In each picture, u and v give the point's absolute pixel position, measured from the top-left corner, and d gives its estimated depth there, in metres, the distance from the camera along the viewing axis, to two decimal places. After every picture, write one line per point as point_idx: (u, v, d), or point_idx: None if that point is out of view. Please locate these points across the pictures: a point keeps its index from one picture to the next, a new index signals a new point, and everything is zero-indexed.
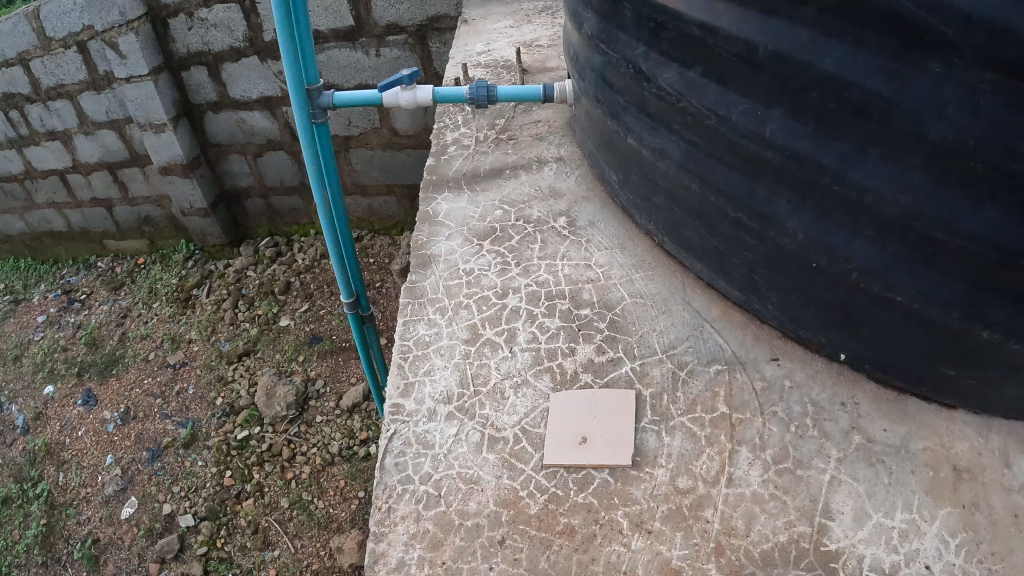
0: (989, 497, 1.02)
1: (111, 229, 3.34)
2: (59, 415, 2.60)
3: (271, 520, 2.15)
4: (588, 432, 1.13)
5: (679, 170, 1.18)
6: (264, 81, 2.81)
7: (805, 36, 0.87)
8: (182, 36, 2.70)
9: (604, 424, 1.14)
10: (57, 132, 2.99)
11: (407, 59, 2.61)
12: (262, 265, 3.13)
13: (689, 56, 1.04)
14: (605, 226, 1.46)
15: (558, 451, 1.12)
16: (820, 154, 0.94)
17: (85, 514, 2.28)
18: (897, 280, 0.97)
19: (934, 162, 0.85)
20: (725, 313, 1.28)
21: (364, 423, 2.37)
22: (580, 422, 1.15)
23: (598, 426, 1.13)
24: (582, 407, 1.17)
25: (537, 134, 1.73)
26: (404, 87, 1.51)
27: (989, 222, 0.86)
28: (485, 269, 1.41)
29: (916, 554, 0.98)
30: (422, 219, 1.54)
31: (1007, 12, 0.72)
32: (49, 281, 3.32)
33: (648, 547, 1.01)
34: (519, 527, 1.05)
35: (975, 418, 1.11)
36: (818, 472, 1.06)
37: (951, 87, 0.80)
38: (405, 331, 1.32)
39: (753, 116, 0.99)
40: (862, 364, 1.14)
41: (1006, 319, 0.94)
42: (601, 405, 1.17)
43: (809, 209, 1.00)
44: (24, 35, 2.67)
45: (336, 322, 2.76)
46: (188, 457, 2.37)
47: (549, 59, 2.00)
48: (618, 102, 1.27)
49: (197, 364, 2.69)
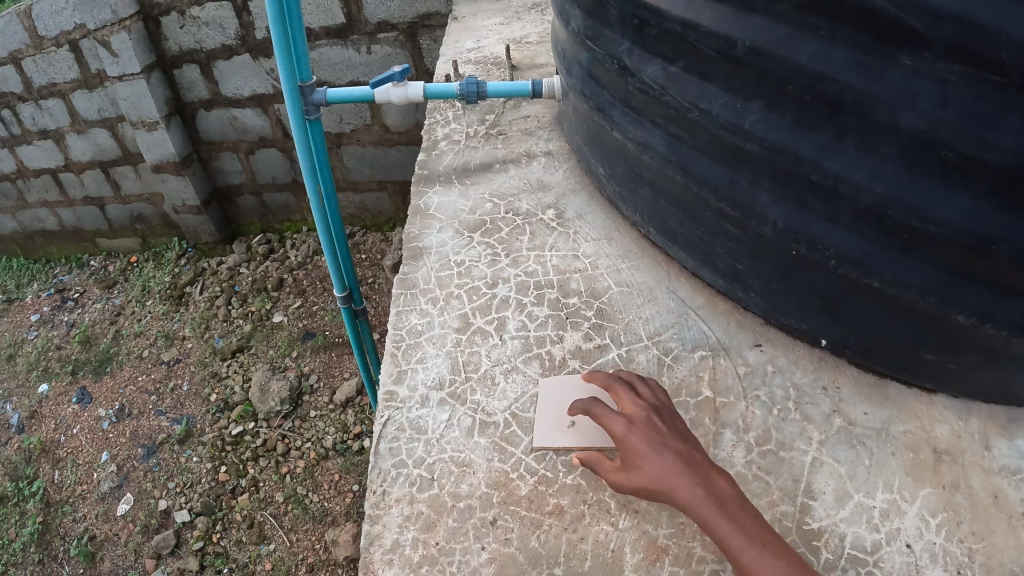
0: (969, 478, 1.06)
1: (104, 228, 3.37)
2: (54, 413, 2.62)
3: (266, 515, 2.17)
4: (576, 417, 1.15)
5: (663, 162, 1.21)
6: (255, 78, 2.83)
7: (782, 32, 0.90)
8: (174, 35, 2.71)
9: (591, 411, 1.16)
10: (49, 131, 3.00)
11: (398, 56, 2.63)
12: (255, 262, 3.17)
13: (672, 53, 1.06)
14: (592, 218, 1.49)
15: (546, 435, 1.14)
16: (798, 145, 0.97)
17: (81, 511, 2.30)
18: (875, 267, 1.01)
19: (907, 152, 0.88)
20: (709, 301, 1.31)
21: (358, 418, 2.39)
22: (567, 406, 1.17)
23: (586, 410, 1.16)
24: (569, 390, 1.19)
25: (526, 128, 1.76)
26: (395, 83, 1.54)
27: (960, 209, 0.89)
28: (476, 260, 1.43)
29: (896, 533, 1.01)
30: (414, 212, 1.57)
31: (974, 6, 0.74)
32: (42, 280, 3.34)
33: (636, 526, 1.03)
34: (510, 507, 1.07)
35: (954, 402, 1.15)
36: (800, 453, 1.10)
37: (921, 79, 0.82)
38: (398, 322, 1.34)
39: (732, 110, 1.02)
40: (843, 349, 1.18)
41: (980, 304, 0.97)
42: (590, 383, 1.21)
43: (788, 198, 1.03)
44: (15, 34, 2.66)
45: (328, 317, 2.79)
46: (184, 453, 2.39)
47: (538, 55, 2.03)
48: (604, 97, 1.31)
49: (192, 361, 2.72)
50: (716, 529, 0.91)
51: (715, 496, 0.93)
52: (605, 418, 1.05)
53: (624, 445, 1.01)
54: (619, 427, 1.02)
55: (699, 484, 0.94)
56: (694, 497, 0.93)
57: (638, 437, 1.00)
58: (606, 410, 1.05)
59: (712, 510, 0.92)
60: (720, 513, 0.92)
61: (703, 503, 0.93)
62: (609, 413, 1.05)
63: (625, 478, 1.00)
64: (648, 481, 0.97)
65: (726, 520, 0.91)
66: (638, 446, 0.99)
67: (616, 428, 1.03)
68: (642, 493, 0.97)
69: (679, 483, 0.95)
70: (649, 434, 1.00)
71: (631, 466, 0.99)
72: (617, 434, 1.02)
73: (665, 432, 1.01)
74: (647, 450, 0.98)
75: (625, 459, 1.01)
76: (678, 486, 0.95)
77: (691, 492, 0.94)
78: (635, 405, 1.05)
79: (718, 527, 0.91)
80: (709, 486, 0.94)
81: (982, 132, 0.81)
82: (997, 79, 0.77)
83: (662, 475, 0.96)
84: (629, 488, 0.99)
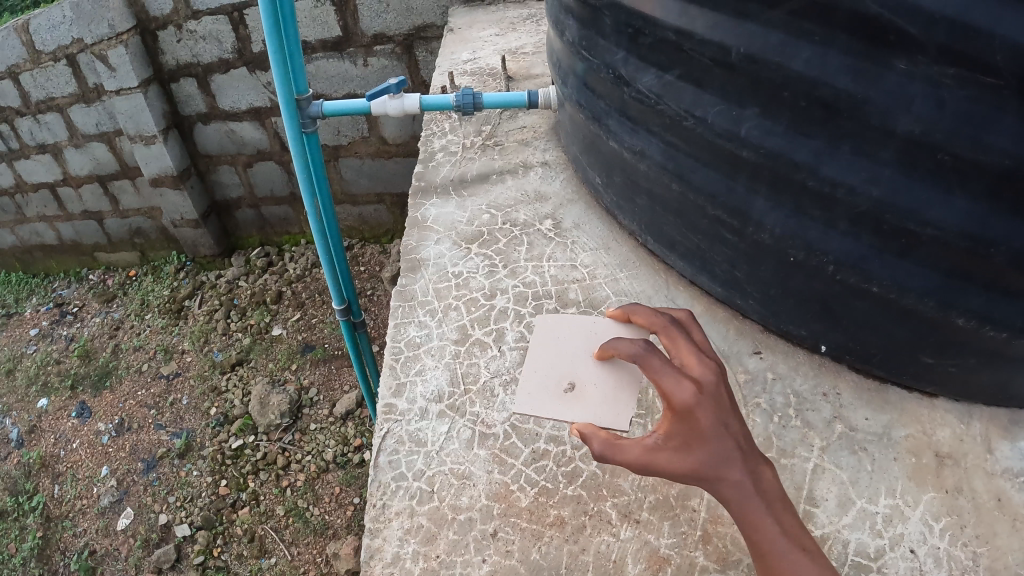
0: (972, 482, 1.06)
1: (102, 242, 3.38)
2: (53, 428, 2.61)
3: (267, 529, 2.16)
4: (577, 382, 1.17)
5: (659, 171, 1.22)
6: (253, 92, 2.84)
7: (776, 38, 0.89)
8: (171, 48, 2.71)
9: (598, 378, 1.16)
10: (47, 145, 3.01)
11: (395, 68, 2.64)
12: (254, 275, 3.18)
13: (667, 61, 1.07)
14: (590, 228, 1.50)
15: (547, 395, 1.19)
16: (794, 151, 0.97)
17: (81, 526, 2.29)
18: (873, 271, 1.01)
19: (903, 155, 0.88)
20: (708, 309, 1.32)
21: (358, 430, 2.39)
22: (572, 366, 1.20)
23: (593, 375, 1.17)
24: (581, 350, 1.21)
25: (522, 139, 1.77)
26: (392, 96, 1.54)
27: (958, 212, 0.89)
28: (474, 272, 1.43)
29: (900, 538, 1.01)
30: (411, 224, 1.57)
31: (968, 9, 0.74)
32: (41, 294, 3.35)
33: (637, 537, 1.03)
34: (511, 519, 1.07)
35: (956, 405, 1.16)
36: (802, 460, 1.10)
37: (916, 83, 0.82)
38: (396, 334, 1.34)
39: (728, 117, 1.02)
40: (843, 355, 1.18)
41: (979, 306, 0.97)
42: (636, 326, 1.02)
43: (785, 204, 1.03)
44: (13, 48, 2.66)
45: (328, 330, 2.79)
46: (184, 467, 2.38)
47: (534, 66, 2.04)
48: (600, 106, 1.31)
49: (191, 374, 2.72)
50: (762, 532, 0.82)
51: (767, 496, 0.83)
52: (661, 374, 0.84)
53: (678, 412, 0.84)
54: (681, 390, 0.83)
55: (754, 479, 0.83)
56: (742, 489, 0.83)
57: (701, 409, 0.83)
58: (665, 366, 0.85)
59: (764, 513, 0.82)
60: (772, 517, 0.82)
61: (750, 496, 0.83)
62: (668, 369, 0.84)
63: (661, 447, 0.85)
64: (697, 459, 0.83)
65: (778, 527, 0.82)
66: (699, 420, 0.83)
67: (676, 390, 0.83)
68: (682, 468, 0.84)
69: (734, 474, 0.83)
70: (714, 407, 0.84)
71: (678, 438, 0.84)
72: (673, 398, 0.84)
73: (730, 408, 0.85)
74: (708, 427, 0.83)
75: (672, 428, 0.85)
76: (731, 476, 0.83)
77: (746, 484, 0.83)
78: (701, 367, 0.86)
79: (766, 533, 0.82)
80: (763, 484, 0.84)
81: (977, 134, 0.81)
82: (992, 81, 0.77)
83: (717, 460, 0.83)
84: (664, 462, 0.85)
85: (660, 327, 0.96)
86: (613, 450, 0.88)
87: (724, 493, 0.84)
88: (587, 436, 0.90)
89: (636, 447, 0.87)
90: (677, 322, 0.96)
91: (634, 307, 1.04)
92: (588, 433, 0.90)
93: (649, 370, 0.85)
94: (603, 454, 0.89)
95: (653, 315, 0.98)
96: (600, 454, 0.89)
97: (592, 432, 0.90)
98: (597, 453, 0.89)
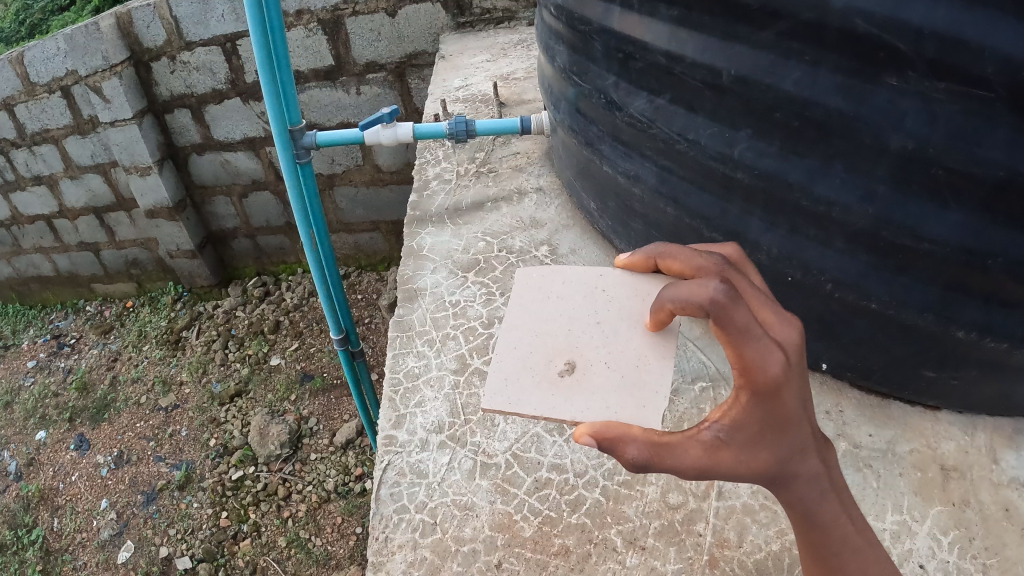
0: (979, 493, 1.06)
1: (99, 273, 3.39)
2: (52, 461, 2.60)
3: (269, 560, 2.14)
4: (579, 361, 0.90)
5: (654, 195, 1.22)
6: (247, 122, 2.85)
7: (766, 59, 0.90)
8: (165, 80, 2.71)
9: (608, 355, 0.89)
10: (43, 177, 3.01)
11: (387, 96, 2.66)
12: (251, 305, 3.18)
13: (658, 85, 1.07)
14: (586, 253, 1.50)
15: (530, 380, 0.90)
16: (788, 171, 0.97)
17: (82, 559, 2.26)
18: (872, 288, 1.01)
19: (897, 172, 0.88)
20: (707, 331, 1.32)
21: (359, 459, 2.38)
22: (570, 343, 0.92)
23: (602, 353, 0.90)
24: (579, 316, 0.95)
25: (516, 165, 1.78)
26: (385, 125, 1.54)
27: (954, 225, 0.89)
28: (471, 300, 1.44)
29: (909, 555, 1.00)
30: (407, 254, 1.57)
31: (959, 24, 0.74)
32: (38, 326, 3.35)
33: (643, 563, 1.02)
34: (515, 549, 1.06)
35: (959, 418, 1.16)
36: None
37: (907, 99, 0.82)
38: (395, 364, 1.34)
39: (720, 139, 1.02)
40: (843, 371, 1.18)
41: (979, 318, 0.97)
42: (664, 269, 0.83)
43: (780, 224, 1.04)
44: (8, 80, 2.66)
45: (326, 359, 2.78)
46: (183, 500, 2.36)
47: (525, 92, 2.05)
48: (593, 131, 1.32)
49: (190, 406, 2.70)
50: (822, 516, 0.75)
51: (831, 477, 0.75)
52: (750, 344, 0.65)
53: (760, 396, 0.67)
54: (773, 366, 0.65)
55: (821, 459, 0.74)
56: (815, 480, 0.74)
57: (790, 388, 0.67)
58: (756, 333, 0.65)
59: (827, 498, 0.75)
60: (834, 499, 0.75)
61: (820, 488, 0.74)
62: (759, 338, 0.65)
63: (727, 442, 0.69)
64: (771, 449, 0.70)
65: (838, 509, 0.76)
66: (785, 405, 0.68)
67: (768, 368, 0.65)
68: (752, 464, 0.70)
69: (805, 459, 0.72)
70: (800, 382, 0.68)
71: (753, 429, 0.69)
72: (762, 378, 0.66)
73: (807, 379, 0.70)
74: (792, 410, 0.69)
75: (745, 416, 0.69)
76: (802, 463, 0.72)
77: (815, 468, 0.73)
78: (785, 325, 0.68)
79: (827, 518, 0.75)
80: (827, 463, 0.75)
81: (971, 146, 0.82)
82: (983, 94, 0.78)
83: (792, 447, 0.71)
84: (732, 460, 0.69)
85: (708, 267, 0.75)
86: (662, 456, 0.69)
87: (788, 481, 0.73)
88: (617, 441, 0.69)
89: (692, 445, 0.70)
90: (718, 255, 0.77)
91: (659, 247, 0.84)
92: (621, 437, 0.69)
93: (736, 338, 0.64)
94: (642, 461, 0.69)
95: (695, 254, 0.77)
96: (640, 463, 0.69)
97: (624, 432, 0.69)
98: (636, 463, 0.69)
